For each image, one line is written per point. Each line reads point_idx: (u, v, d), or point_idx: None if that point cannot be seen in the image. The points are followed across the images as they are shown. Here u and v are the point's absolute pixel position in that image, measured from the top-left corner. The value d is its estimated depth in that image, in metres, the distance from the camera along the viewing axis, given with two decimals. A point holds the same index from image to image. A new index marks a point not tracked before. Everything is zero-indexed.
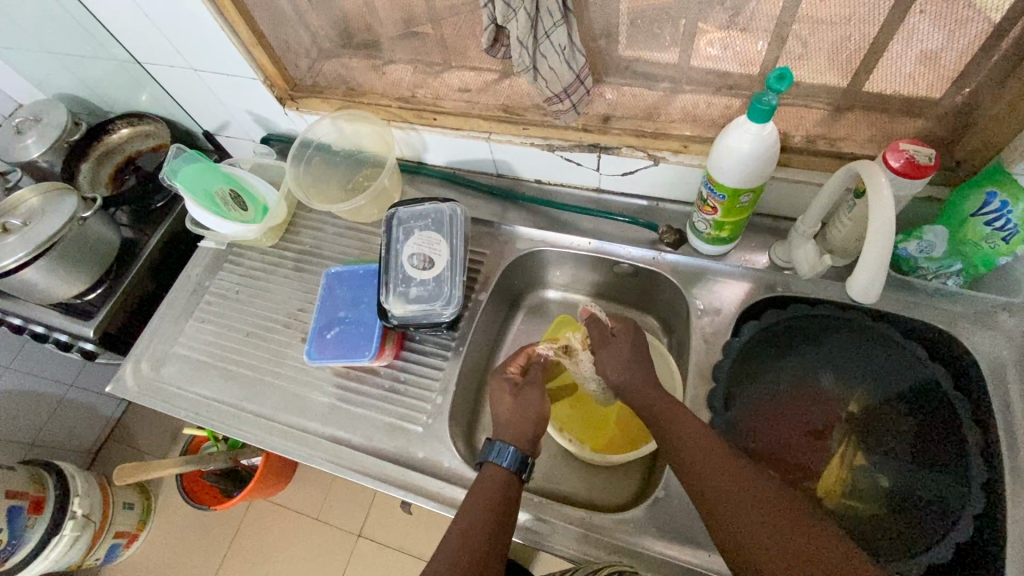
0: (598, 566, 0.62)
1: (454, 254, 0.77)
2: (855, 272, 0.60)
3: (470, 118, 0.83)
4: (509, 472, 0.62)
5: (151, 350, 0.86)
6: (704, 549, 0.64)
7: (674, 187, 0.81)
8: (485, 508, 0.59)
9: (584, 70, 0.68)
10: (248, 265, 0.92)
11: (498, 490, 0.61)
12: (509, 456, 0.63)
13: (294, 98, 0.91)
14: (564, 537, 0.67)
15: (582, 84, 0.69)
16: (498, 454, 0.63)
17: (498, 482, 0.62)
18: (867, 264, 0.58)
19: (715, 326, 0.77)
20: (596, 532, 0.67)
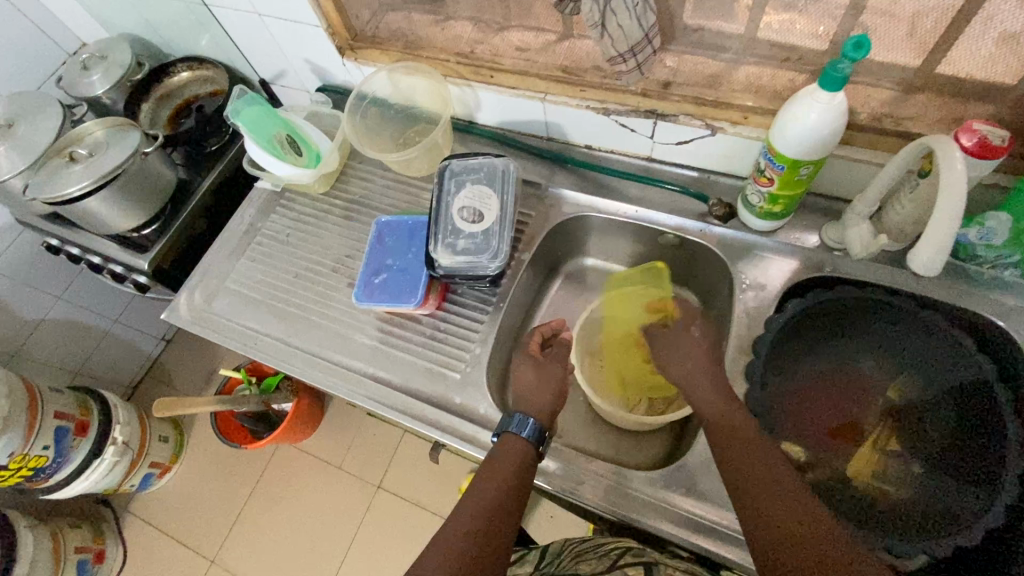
0: (609, 544, 0.67)
1: (506, 209, 0.76)
2: (919, 245, 0.60)
3: (527, 76, 0.83)
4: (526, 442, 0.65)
5: (206, 282, 0.90)
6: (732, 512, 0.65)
7: (728, 160, 0.80)
8: (504, 471, 0.63)
9: (653, 29, 0.68)
10: (300, 210, 0.94)
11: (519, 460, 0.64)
12: (530, 428, 0.66)
13: (354, 48, 0.92)
14: (594, 488, 0.69)
15: (649, 43, 0.69)
16: (520, 426, 0.66)
17: (515, 452, 0.65)
18: (933, 239, 0.58)
19: (759, 301, 0.75)
20: (626, 487, 0.68)
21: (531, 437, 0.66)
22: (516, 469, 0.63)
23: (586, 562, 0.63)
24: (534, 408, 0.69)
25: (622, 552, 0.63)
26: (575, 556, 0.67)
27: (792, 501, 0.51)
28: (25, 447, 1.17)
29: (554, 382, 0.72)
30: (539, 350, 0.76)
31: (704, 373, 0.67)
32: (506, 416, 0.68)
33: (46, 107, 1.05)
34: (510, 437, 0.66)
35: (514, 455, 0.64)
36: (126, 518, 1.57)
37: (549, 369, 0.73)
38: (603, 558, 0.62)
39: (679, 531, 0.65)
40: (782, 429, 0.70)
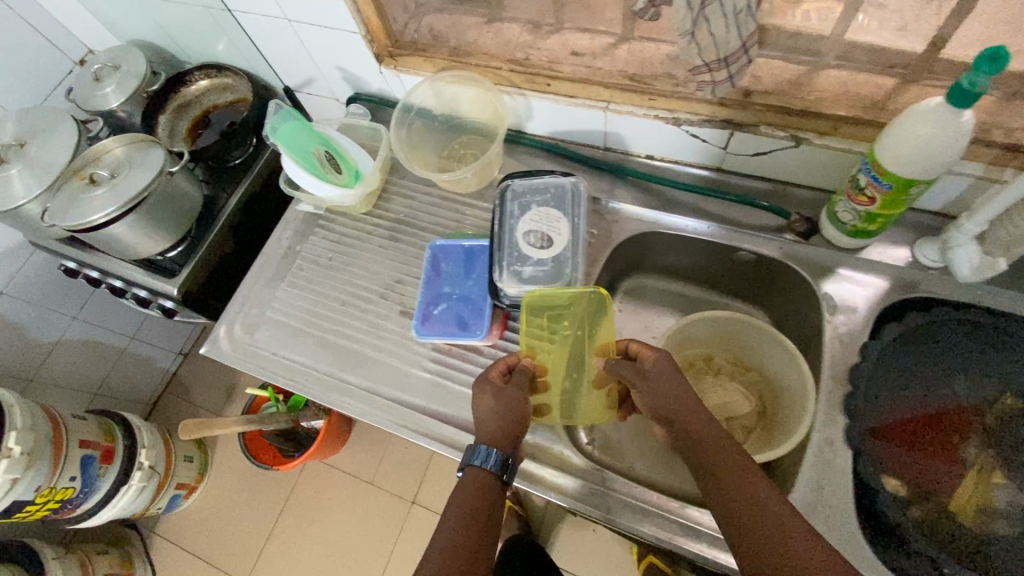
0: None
1: (578, 233, 0.70)
2: None
3: (588, 84, 0.77)
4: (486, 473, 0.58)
5: (245, 312, 0.84)
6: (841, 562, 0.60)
7: (809, 172, 0.75)
8: (468, 510, 0.55)
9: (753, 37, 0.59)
10: (341, 232, 0.88)
11: (480, 495, 0.57)
12: (493, 458, 0.59)
13: (394, 56, 0.86)
14: (686, 535, 0.64)
15: (746, 53, 0.61)
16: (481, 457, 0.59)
17: (479, 486, 0.57)
18: None
19: (850, 325, 0.70)
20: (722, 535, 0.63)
21: (495, 467, 0.59)
22: (478, 504, 0.56)
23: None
24: (493, 431, 0.61)
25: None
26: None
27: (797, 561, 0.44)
28: (52, 479, 1.12)
29: (517, 403, 0.63)
30: (502, 377, 0.66)
31: (685, 407, 0.57)
32: (467, 449, 0.60)
33: (59, 124, 0.98)
34: (472, 473, 0.59)
35: (474, 489, 0.57)
36: (153, 540, 1.54)
37: (512, 396, 0.63)
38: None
39: None
40: (880, 464, 0.66)
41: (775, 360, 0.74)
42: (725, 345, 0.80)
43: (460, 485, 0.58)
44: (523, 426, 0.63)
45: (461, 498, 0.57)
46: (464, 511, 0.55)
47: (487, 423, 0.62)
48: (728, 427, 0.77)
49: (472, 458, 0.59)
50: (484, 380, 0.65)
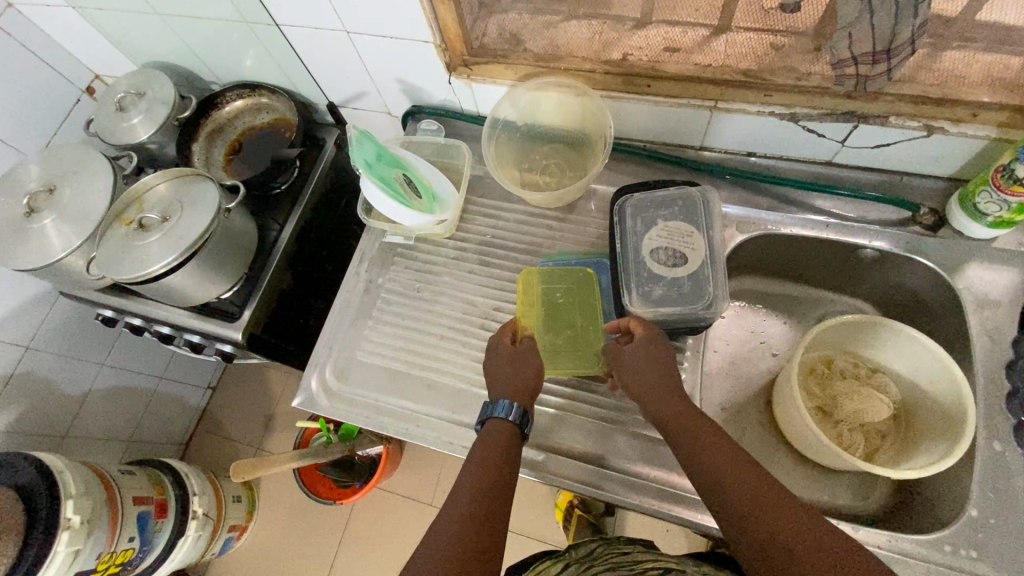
0: (647, 563, 0.56)
1: (712, 247, 0.65)
2: None
3: (694, 82, 0.71)
4: (509, 425, 0.60)
5: (334, 357, 0.77)
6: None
7: (934, 160, 0.71)
8: (492, 459, 0.57)
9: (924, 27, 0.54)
10: (426, 259, 0.82)
11: (503, 447, 0.58)
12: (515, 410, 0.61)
13: (469, 64, 0.79)
14: None
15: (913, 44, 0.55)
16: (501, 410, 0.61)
17: (502, 439, 0.59)
18: None
19: (997, 319, 0.67)
20: (908, 556, 0.59)
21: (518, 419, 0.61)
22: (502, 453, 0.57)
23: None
24: (508, 388, 0.63)
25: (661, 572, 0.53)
26: (607, 569, 0.57)
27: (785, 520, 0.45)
28: (111, 544, 1.04)
29: (531, 363, 0.65)
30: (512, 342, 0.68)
31: (664, 389, 0.60)
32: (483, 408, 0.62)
33: (88, 162, 0.88)
34: (494, 425, 0.61)
35: (496, 438, 0.59)
36: None
37: (525, 355, 0.66)
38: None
39: None
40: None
41: (911, 362, 0.72)
42: (850, 349, 0.78)
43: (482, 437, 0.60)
44: (539, 380, 0.65)
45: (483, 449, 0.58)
46: (481, 458, 0.57)
47: (501, 381, 0.64)
48: (864, 434, 0.74)
49: (490, 413, 0.61)
50: (495, 344, 0.67)
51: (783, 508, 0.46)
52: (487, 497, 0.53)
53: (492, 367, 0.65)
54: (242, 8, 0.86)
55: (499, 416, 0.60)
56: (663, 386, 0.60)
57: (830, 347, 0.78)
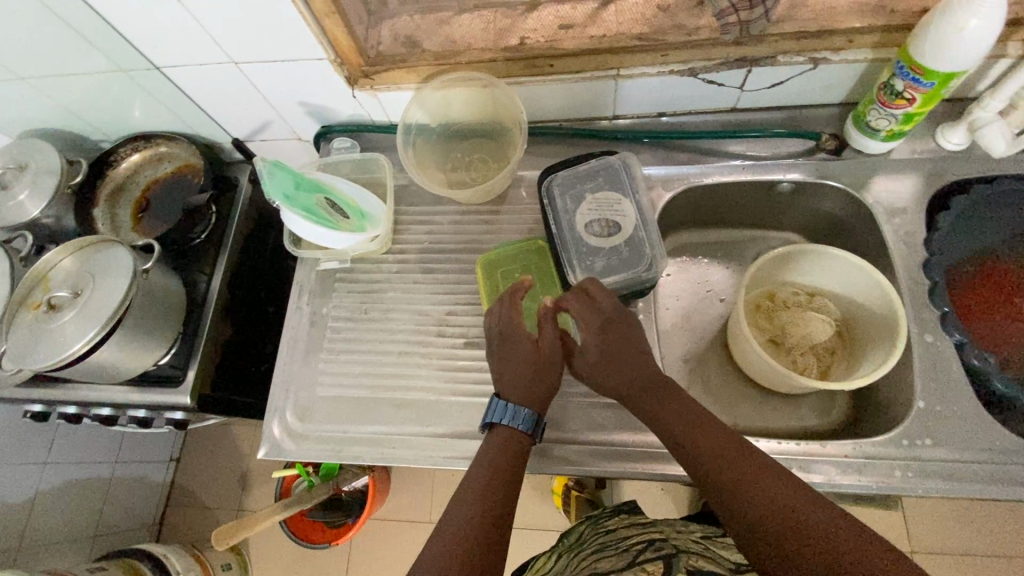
0: (630, 537, 0.62)
1: (641, 210, 0.67)
2: None
3: (595, 55, 0.72)
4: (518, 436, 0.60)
5: (292, 398, 0.74)
6: (986, 447, 0.62)
7: (824, 89, 0.75)
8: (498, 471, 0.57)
9: None
10: (366, 278, 0.80)
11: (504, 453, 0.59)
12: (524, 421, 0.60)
13: (370, 75, 0.77)
14: (842, 472, 0.63)
15: None
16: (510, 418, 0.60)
17: (506, 445, 0.59)
18: None
19: (906, 225, 0.72)
20: (873, 458, 0.63)
21: (529, 427, 0.60)
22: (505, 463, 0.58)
23: (605, 558, 0.59)
24: (524, 393, 0.61)
25: (643, 546, 0.59)
26: (595, 551, 0.62)
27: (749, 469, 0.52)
28: None
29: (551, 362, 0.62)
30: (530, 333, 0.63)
31: (631, 359, 0.61)
32: (490, 406, 0.61)
33: None
34: (501, 430, 0.60)
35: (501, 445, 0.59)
36: None
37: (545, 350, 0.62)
38: (623, 551, 0.59)
39: (945, 486, 0.61)
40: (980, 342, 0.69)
41: (843, 280, 0.76)
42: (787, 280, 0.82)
43: (489, 443, 0.60)
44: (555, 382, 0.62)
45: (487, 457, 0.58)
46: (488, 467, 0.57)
47: (513, 379, 0.61)
48: (815, 354, 0.78)
49: (498, 417, 0.60)
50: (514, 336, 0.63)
51: (741, 461, 0.53)
52: (489, 501, 0.55)
53: (511, 360, 0.62)
54: (115, 58, 0.81)
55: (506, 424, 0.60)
56: (629, 357, 0.62)
57: (771, 281, 0.82)
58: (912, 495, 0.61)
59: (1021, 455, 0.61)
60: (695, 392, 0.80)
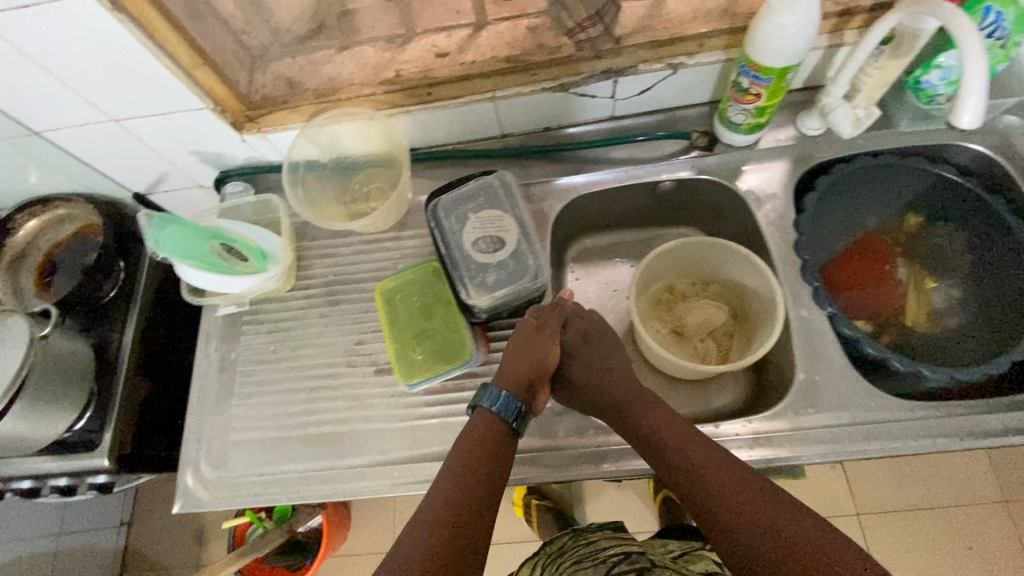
0: (609, 549, 0.76)
1: (523, 223, 0.70)
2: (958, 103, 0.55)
3: (469, 80, 0.75)
4: (496, 418, 0.62)
5: (207, 447, 0.74)
6: (863, 408, 0.66)
7: (690, 91, 0.80)
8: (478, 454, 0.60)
9: None
10: (274, 319, 0.80)
11: (488, 439, 0.61)
12: (502, 402, 0.63)
13: (255, 118, 0.78)
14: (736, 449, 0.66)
15: None
16: (495, 401, 0.63)
17: (484, 428, 0.62)
18: (977, 79, 0.53)
19: (776, 210, 0.77)
20: (764, 433, 0.66)
21: (507, 415, 0.63)
22: (488, 449, 0.61)
23: (584, 569, 0.73)
24: (515, 381, 0.65)
25: (618, 558, 0.73)
26: (575, 561, 0.76)
27: (735, 485, 0.56)
28: None
29: (543, 347, 0.67)
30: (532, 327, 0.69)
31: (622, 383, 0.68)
32: (477, 391, 0.65)
33: None
34: (482, 414, 0.63)
35: (480, 428, 0.62)
36: None
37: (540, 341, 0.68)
38: (600, 564, 0.73)
39: (828, 449, 0.65)
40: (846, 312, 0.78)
41: (730, 267, 0.81)
42: (683, 271, 0.86)
43: (470, 423, 0.63)
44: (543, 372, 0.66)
45: (471, 441, 0.61)
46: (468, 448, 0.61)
47: (510, 370, 0.66)
48: (715, 340, 0.82)
49: (482, 400, 0.64)
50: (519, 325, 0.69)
51: (727, 475, 0.57)
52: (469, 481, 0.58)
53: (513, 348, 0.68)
54: None
55: (488, 407, 0.63)
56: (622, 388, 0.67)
57: (669, 275, 0.86)
58: (799, 463, 0.65)
59: (893, 412, 0.65)
60: None
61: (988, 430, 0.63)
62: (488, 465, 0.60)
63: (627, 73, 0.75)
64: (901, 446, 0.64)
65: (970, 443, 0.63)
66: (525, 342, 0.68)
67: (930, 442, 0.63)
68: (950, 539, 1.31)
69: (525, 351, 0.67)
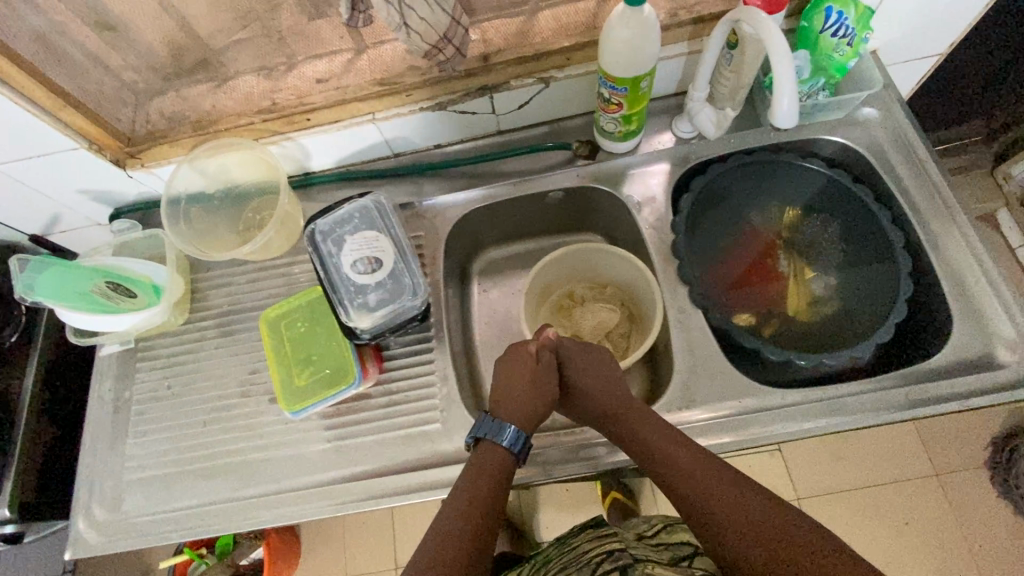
0: (591, 550, 0.68)
1: (399, 243, 0.71)
2: (773, 101, 0.59)
3: (346, 105, 0.76)
4: (504, 450, 0.64)
5: (100, 488, 0.74)
6: (735, 401, 0.69)
7: (568, 103, 0.82)
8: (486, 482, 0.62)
9: (456, 10, 0.65)
10: (168, 354, 0.80)
11: (496, 470, 0.63)
12: (510, 437, 0.64)
13: (136, 154, 0.78)
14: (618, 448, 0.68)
15: (458, 24, 0.66)
16: (498, 433, 0.64)
17: (494, 460, 0.63)
18: (784, 80, 0.57)
19: (656, 213, 0.80)
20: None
21: (514, 447, 0.64)
22: (494, 479, 0.62)
23: None
24: (516, 413, 0.67)
25: (600, 557, 0.65)
26: (559, 571, 0.68)
27: (732, 496, 0.58)
28: None
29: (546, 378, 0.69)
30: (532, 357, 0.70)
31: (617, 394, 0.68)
32: (478, 420, 0.66)
33: None
34: (489, 446, 0.64)
35: (489, 459, 0.64)
36: None
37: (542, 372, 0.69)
38: (584, 566, 0.64)
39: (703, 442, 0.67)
40: (731, 306, 0.79)
41: (620, 269, 0.83)
42: (579, 276, 0.88)
43: (476, 454, 0.64)
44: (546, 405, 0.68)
45: (479, 470, 0.63)
46: (476, 477, 0.62)
47: (510, 400, 0.67)
48: (611, 342, 0.84)
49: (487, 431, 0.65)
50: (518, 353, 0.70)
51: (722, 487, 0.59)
52: (477, 507, 0.60)
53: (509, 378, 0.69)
54: None
55: (493, 438, 0.64)
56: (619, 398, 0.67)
57: (565, 281, 0.88)
58: None
59: (764, 401, 0.68)
60: None
61: (849, 412, 0.66)
62: (495, 493, 0.61)
63: (500, 89, 0.77)
64: (771, 433, 0.67)
65: (833, 425, 0.66)
66: (524, 372, 0.69)
67: (797, 428, 0.66)
68: (886, 515, 1.33)
69: (526, 380, 0.68)
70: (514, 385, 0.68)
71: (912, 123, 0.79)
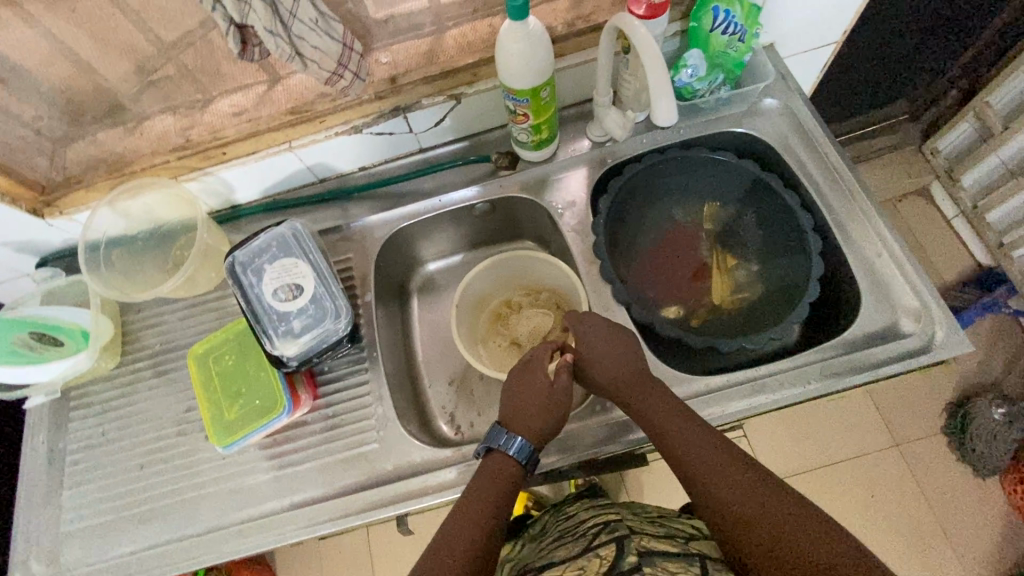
0: (589, 520, 0.66)
1: (319, 268, 0.72)
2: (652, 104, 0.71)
3: (260, 136, 0.77)
4: (512, 461, 0.63)
5: (36, 544, 0.72)
6: None
7: (483, 116, 0.84)
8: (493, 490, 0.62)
9: (347, 36, 0.67)
10: (100, 400, 0.79)
11: (506, 480, 0.63)
12: (517, 448, 0.64)
13: (53, 202, 0.78)
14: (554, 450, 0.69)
15: (352, 50, 0.68)
16: (505, 443, 0.64)
17: (504, 469, 0.63)
18: (659, 85, 0.68)
19: (577, 216, 0.82)
20: (575, 431, 0.72)
21: (522, 460, 0.64)
22: (502, 488, 0.62)
23: (563, 546, 0.63)
24: (528, 425, 0.65)
25: (596, 529, 0.63)
26: (557, 540, 0.67)
27: (745, 481, 0.58)
28: None
29: (561, 388, 0.67)
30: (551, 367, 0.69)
31: (634, 379, 0.66)
32: (491, 429, 0.66)
33: None
34: (500, 455, 0.64)
35: (499, 470, 0.63)
36: None
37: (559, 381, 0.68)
38: (578, 539, 0.62)
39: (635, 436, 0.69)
40: (660, 301, 0.81)
41: (549, 274, 0.85)
42: (512, 284, 0.89)
43: (486, 464, 0.64)
44: (560, 417, 0.67)
45: (490, 478, 0.63)
46: (487, 483, 0.62)
47: (524, 411, 0.66)
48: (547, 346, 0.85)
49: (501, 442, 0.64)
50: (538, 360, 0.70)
51: (734, 472, 0.59)
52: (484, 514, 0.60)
53: (524, 389, 0.68)
54: None
55: (502, 447, 0.64)
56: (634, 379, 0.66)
57: (500, 290, 0.89)
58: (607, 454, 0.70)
59: (689, 390, 0.70)
60: (456, 411, 0.85)
61: (770, 390, 0.68)
62: (503, 502, 0.61)
63: (412, 109, 0.78)
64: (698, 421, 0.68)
65: (757, 405, 0.68)
66: (538, 384, 0.68)
67: (723, 411, 0.68)
68: (854, 490, 1.34)
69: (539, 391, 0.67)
70: (525, 399, 0.67)
71: (810, 110, 0.82)
